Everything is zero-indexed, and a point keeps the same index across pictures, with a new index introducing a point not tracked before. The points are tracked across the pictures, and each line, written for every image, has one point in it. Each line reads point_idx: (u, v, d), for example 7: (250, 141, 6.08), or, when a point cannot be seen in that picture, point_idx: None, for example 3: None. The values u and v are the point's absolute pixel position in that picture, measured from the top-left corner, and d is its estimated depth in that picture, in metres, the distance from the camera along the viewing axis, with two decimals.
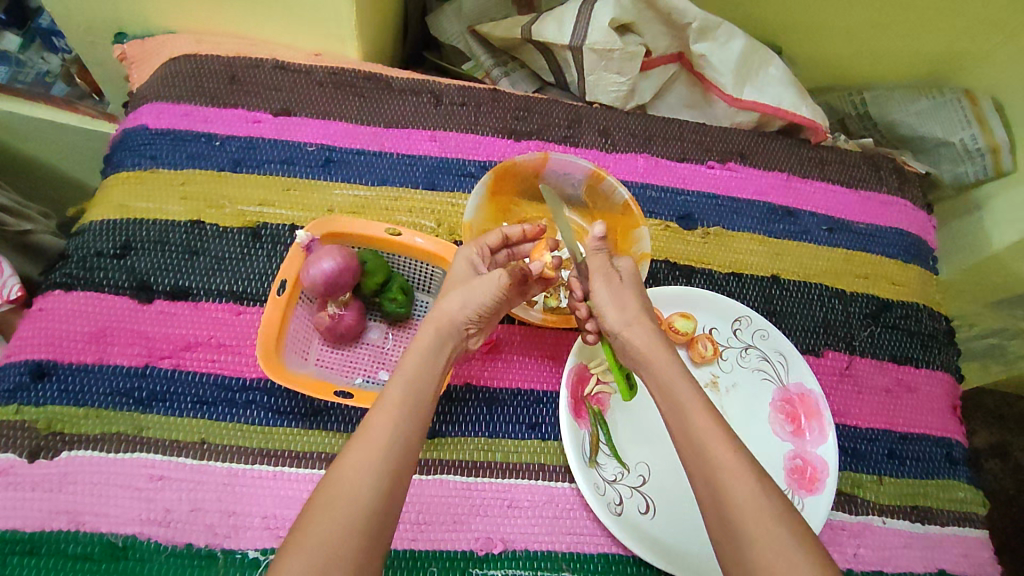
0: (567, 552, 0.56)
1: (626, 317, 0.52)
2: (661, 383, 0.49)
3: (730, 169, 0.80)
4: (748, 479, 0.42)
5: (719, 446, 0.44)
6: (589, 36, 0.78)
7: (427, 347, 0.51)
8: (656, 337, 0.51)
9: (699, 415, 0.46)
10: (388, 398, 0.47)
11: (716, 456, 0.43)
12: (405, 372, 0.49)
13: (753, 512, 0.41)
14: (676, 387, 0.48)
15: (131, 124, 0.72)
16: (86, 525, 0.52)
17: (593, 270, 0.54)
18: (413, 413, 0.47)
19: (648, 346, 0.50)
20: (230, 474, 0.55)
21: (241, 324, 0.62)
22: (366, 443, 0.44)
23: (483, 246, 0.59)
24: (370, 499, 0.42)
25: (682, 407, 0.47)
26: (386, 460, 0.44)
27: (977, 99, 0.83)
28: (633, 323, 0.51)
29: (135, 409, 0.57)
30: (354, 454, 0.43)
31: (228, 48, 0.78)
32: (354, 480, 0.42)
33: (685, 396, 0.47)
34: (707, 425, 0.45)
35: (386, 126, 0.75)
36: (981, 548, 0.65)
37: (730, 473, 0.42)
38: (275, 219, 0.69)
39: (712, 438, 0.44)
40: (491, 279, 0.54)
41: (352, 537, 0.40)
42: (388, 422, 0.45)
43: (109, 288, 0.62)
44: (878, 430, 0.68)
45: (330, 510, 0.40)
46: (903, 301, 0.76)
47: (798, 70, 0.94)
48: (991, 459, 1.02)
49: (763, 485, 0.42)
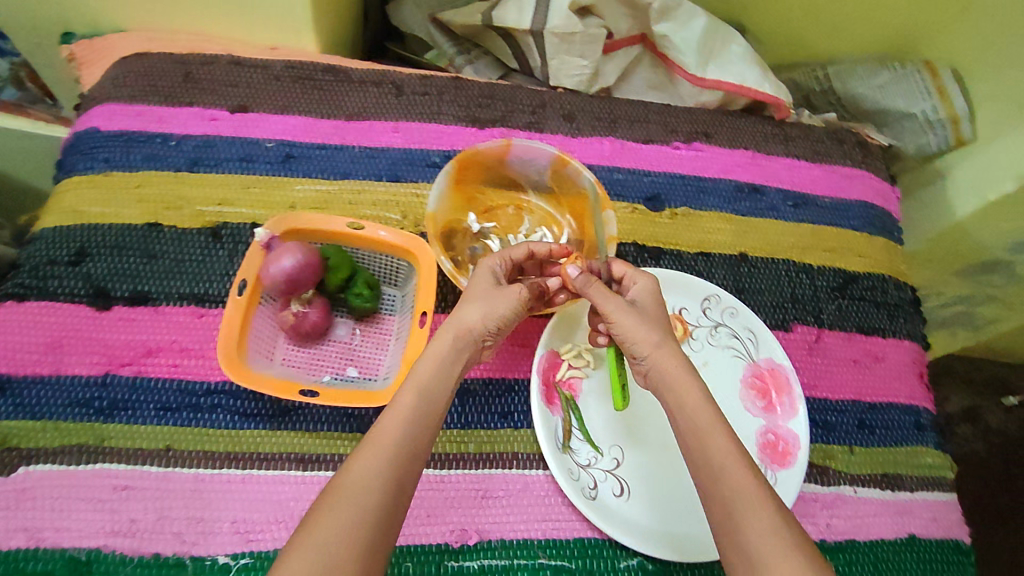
0: (543, 539, 0.56)
1: (650, 339, 0.51)
2: (683, 407, 0.48)
3: (696, 149, 0.80)
4: (765, 507, 0.42)
5: (738, 471, 0.43)
6: (551, 21, 0.78)
7: (443, 353, 0.49)
8: (684, 362, 0.50)
9: (716, 437, 0.45)
10: (402, 401, 0.46)
11: (735, 481, 0.43)
12: (419, 378, 0.48)
13: (771, 540, 0.40)
14: (696, 409, 0.47)
15: (82, 127, 0.70)
16: (47, 542, 0.51)
17: (600, 298, 0.52)
18: (426, 417, 0.46)
19: (671, 367, 0.49)
20: (197, 480, 0.54)
21: (204, 327, 0.61)
22: (377, 446, 0.44)
23: (506, 258, 0.57)
24: (377, 502, 0.41)
25: (699, 430, 0.46)
26: (395, 464, 0.43)
27: (937, 70, 0.84)
28: (662, 346, 0.50)
29: (96, 419, 0.55)
30: (366, 456, 0.43)
31: (182, 45, 0.76)
32: (362, 482, 0.42)
33: (705, 420, 0.46)
34: (724, 448, 0.45)
35: (347, 119, 0.74)
36: (949, 511, 0.67)
37: (747, 497, 0.42)
38: (235, 217, 0.67)
39: (728, 461, 0.44)
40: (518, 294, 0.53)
41: (356, 539, 0.40)
42: (401, 426, 0.45)
43: (64, 297, 0.60)
44: (847, 401, 0.69)
45: (336, 511, 0.40)
46: (869, 272, 0.77)
47: (761, 47, 0.94)
48: (962, 423, 1.04)
49: (781, 513, 0.42)
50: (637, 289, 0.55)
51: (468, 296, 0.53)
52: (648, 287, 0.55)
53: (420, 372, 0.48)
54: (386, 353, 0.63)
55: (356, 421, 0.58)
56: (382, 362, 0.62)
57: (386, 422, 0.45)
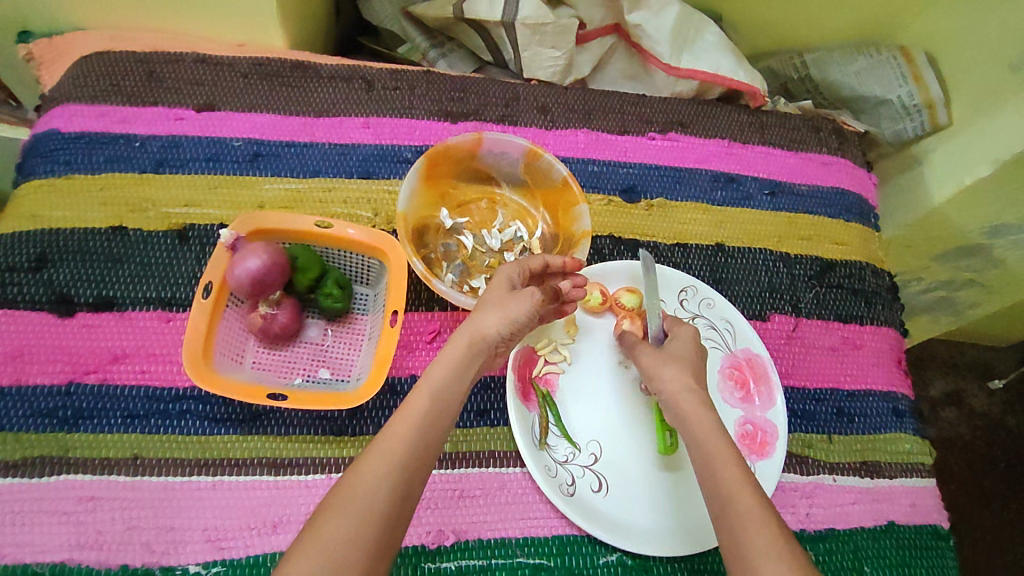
0: (521, 538, 0.55)
1: (673, 378, 0.53)
2: (695, 437, 0.50)
3: (671, 140, 0.79)
4: (770, 533, 0.44)
5: (744, 497, 0.46)
6: (522, 12, 0.77)
7: (458, 357, 0.49)
8: (704, 404, 0.52)
9: (726, 465, 0.48)
10: (415, 404, 0.47)
11: (742, 506, 0.45)
12: (433, 383, 0.48)
13: (773, 563, 0.42)
14: (707, 438, 0.50)
15: (41, 129, 0.68)
16: (8, 558, 0.49)
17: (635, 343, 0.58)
18: (436, 420, 0.47)
19: (690, 402, 0.52)
20: (166, 489, 0.53)
21: (171, 331, 0.59)
22: (388, 448, 0.45)
23: (526, 267, 0.55)
24: (384, 505, 0.43)
25: (710, 458, 0.49)
26: (404, 467, 0.44)
27: (911, 55, 0.84)
28: (685, 389, 0.52)
29: (60, 429, 0.54)
30: (373, 457, 0.44)
31: (144, 43, 0.75)
32: (370, 485, 0.43)
33: (716, 448, 0.49)
34: (733, 474, 0.47)
35: (316, 116, 0.72)
36: (928, 497, 0.67)
37: (753, 522, 0.44)
38: (202, 219, 0.66)
39: (737, 489, 0.46)
40: (532, 296, 0.51)
41: (362, 540, 0.41)
42: (411, 430, 0.46)
43: (25, 304, 0.58)
44: (826, 390, 0.69)
45: (344, 515, 0.41)
46: (846, 260, 0.77)
47: (737, 35, 0.93)
48: (946, 407, 1.05)
49: (783, 538, 0.44)
50: (678, 334, 0.57)
51: (484, 302, 0.52)
52: (689, 334, 0.57)
53: (435, 373, 0.49)
54: (359, 353, 0.62)
55: (329, 423, 0.57)
56: (355, 363, 0.61)
57: (397, 425, 0.46)
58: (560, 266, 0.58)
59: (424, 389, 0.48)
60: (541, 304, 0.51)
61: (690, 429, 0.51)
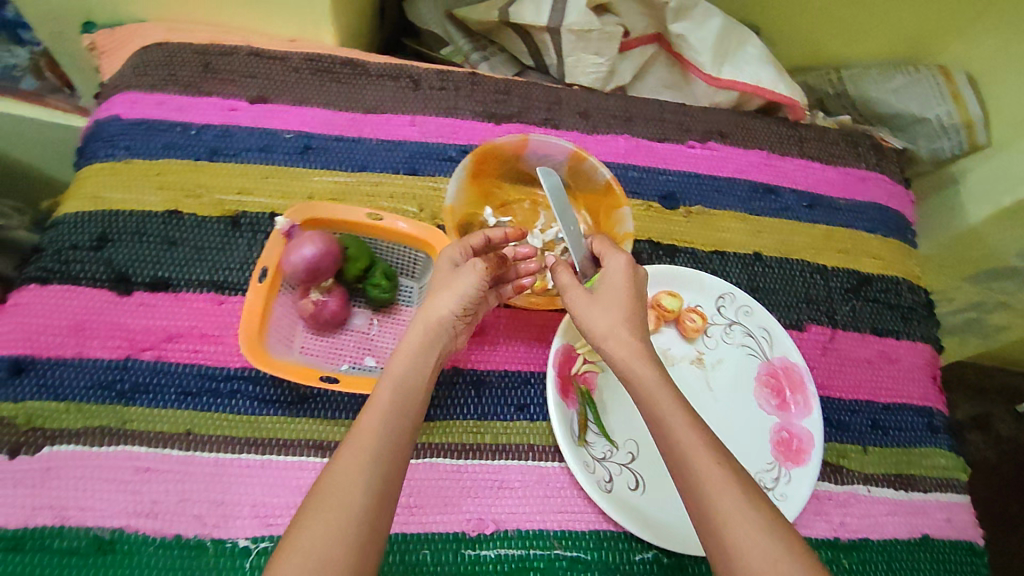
0: (559, 530, 0.56)
1: (606, 325, 0.52)
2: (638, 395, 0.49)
3: (710, 149, 0.80)
4: (734, 495, 0.43)
5: (704, 460, 0.45)
6: (567, 18, 0.78)
7: (415, 347, 0.51)
8: (639, 349, 0.51)
9: (681, 428, 0.46)
10: (378, 401, 0.48)
11: (704, 473, 0.44)
12: (396, 375, 0.50)
13: (745, 529, 0.42)
14: (654, 399, 0.48)
15: (102, 115, 0.71)
16: (71, 520, 0.51)
17: (567, 285, 0.54)
18: (403, 413, 0.48)
19: (627, 354, 0.51)
20: (217, 465, 0.54)
21: (224, 313, 0.61)
22: (356, 445, 0.46)
23: (466, 245, 0.57)
24: (361, 497, 0.43)
25: (662, 421, 0.47)
26: (376, 461, 0.45)
27: (952, 75, 0.84)
28: (610, 336, 0.52)
29: (117, 402, 0.56)
30: (345, 456, 0.45)
31: (201, 35, 0.77)
32: (345, 481, 0.43)
33: (664, 410, 0.48)
34: (691, 436, 0.46)
35: (366, 112, 0.74)
36: (963, 513, 0.67)
37: (716, 487, 0.44)
38: (255, 207, 0.67)
39: (697, 454, 0.45)
40: (475, 267, 0.53)
41: (343, 534, 0.41)
42: (378, 425, 0.47)
43: (87, 281, 0.61)
44: (861, 401, 0.69)
45: (321, 511, 0.42)
46: (883, 275, 0.77)
47: (778, 48, 0.93)
48: (973, 430, 1.04)
49: (750, 501, 0.43)
50: (607, 266, 0.55)
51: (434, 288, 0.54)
52: (620, 262, 0.55)
53: (396, 368, 0.50)
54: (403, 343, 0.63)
55: None
56: None
57: (364, 422, 0.47)
58: (501, 237, 0.60)
59: (386, 384, 0.49)
60: (487, 273, 0.53)
61: (638, 392, 0.49)
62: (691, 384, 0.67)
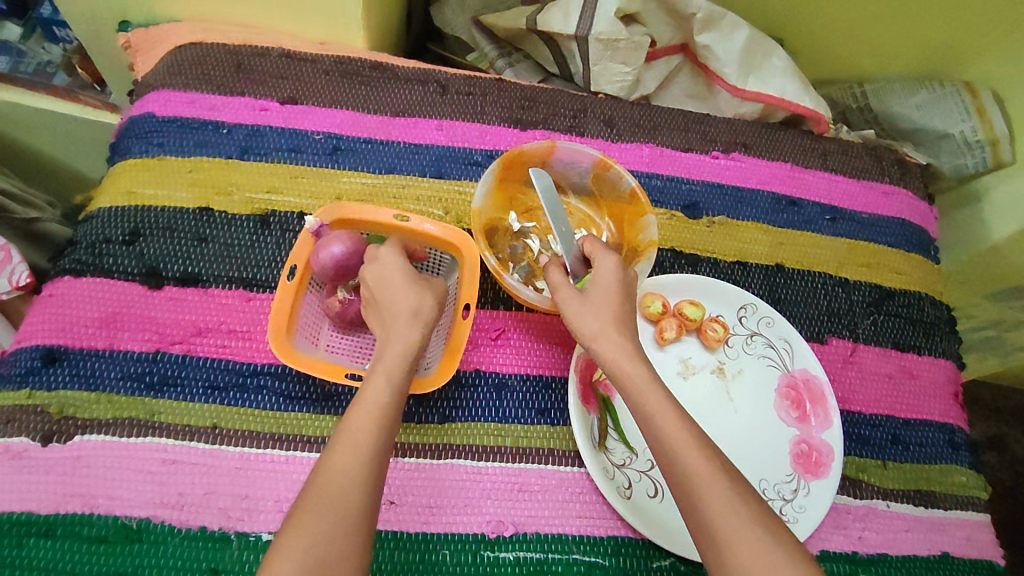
0: (577, 535, 0.56)
1: (597, 325, 0.51)
2: (627, 394, 0.49)
3: (734, 159, 0.80)
4: (725, 489, 0.44)
5: (692, 454, 0.45)
6: (595, 27, 0.78)
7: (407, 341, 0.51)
8: (628, 347, 0.50)
9: (669, 423, 0.46)
10: (369, 398, 0.48)
11: (692, 466, 0.44)
12: (388, 372, 0.49)
13: (734, 520, 0.42)
14: (644, 395, 0.48)
15: (137, 112, 0.72)
16: (100, 509, 0.52)
17: (558, 283, 0.53)
18: (392, 409, 0.48)
19: (618, 355, 0.50)
20: (242, 459, 0.55)
21: (251, 310, 0.62)
22: (351, 443, 0.45)
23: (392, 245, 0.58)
24: (360, 499, 0.43)
25: (651, 419, 0.47)
26: (372, 460, 0.45)
27: (977, 91, 0.83)
28: (601, 335, 0.50)
29: (146, 394, 0.57)
30: (342, 453, 0.44)
31: (234, 36, 0.78)
32: (344, 480, 0.43)
33: (653, 407, 0.47)
34: (679, 433, 0.46)
35: (394, 115, 0.75)
36: (982, 532, 0.66)
37: (704, 479, 0.44)
38: (284, 206, 0.68)
39: (684, 448, 0.45)
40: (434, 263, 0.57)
41: (344, 536, 0.41)
42: (371, 423, 0.46)
43: (118, 274, 0.62)
44: (881, 416, 0.69)
45: (320, 511, 0.42)
46: (905, 289, 0.77)
47: (804, 61, 0.93)
48: (989, 451, 1.03)
49: (738, 492, 0.44)
50: (597, 266, 0.54)
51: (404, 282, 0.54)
52: (611, 263, 0.54)
53: (386, 365, 0.49)
54: None
55: None
56: None
57: (355, 420, 0.46)
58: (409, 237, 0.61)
59: (378, 380, 0.48)
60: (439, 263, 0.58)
61: (626, 391, 0.49)
62: (713, 394, 0.67)
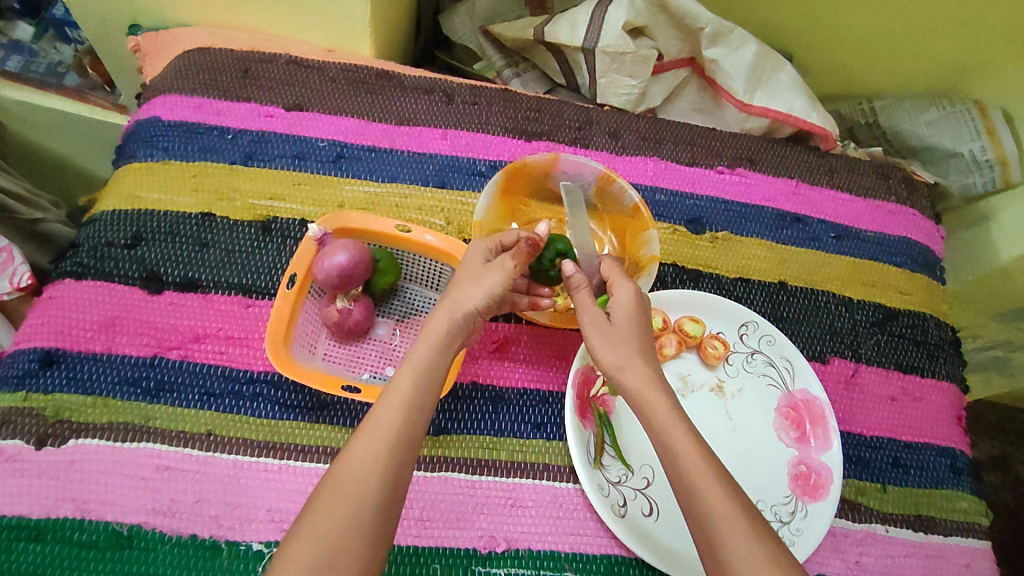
0: (570, 552, 0.56)
1: (623, 357, 0.50)
2: (652, 427, 0.48)
3: (739, 175, 0.79)
4: (728, 517, 0.43)
5: (703, 485, 0.44)
6: (603, 40, 0.78)
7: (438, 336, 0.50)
8: (654, 377, 0.50)
9: (688, 456, 0.46)
10: (398, 388, 0.47)
11: (702, 494, 0.44)
12: (422, 361, 0.48)
13: (742, 552, 0.42)
14: (665, 429, 0.47)
15: (143, 116, 0.72)
16: (92, 514, 0.52)
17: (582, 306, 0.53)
18: (422, 402, 0.47)
19: (643, 385, 0.49)
20: (236, 466, 0.55)
21: (249, 316, 0.62)
22: (376, 433, 0.45)
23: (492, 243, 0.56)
24: (381, 490, 0.43)
25: (673, 451, 0.46)
26: (391, 451, 0.44)
27: (987, 110, 0.84)
28: (626, 367, 0.50)
29: (141, 399, 0.57)
30: (361, 441, 0.45)
31: (241, 41, 0.78)
32: (359, 471, 0.43)
33: (677, 439, 0.46)
34: (697, 466, 0.45)
35: (398, 123, 0.75)
36: (982, 558, 0.65)
37: (716, 513, 0.43)
38: (286, 213, 0.68)
39: (692, 477, 0.45)
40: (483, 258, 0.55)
41: (366, 525, 0.42)
42: (400, 411, 0.46)
43: (119, 278, 0.62)
44: (883, 438, 0.68)
45: (342, 499, 0.42)
46: (910, 310, 0.76)
47: (813, 76, 0.92)
48: (991, 471, 1.02)
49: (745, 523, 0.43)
50: (615, 294, 0.54)
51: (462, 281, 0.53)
52: (629, 291, 0.54)
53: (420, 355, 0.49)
54: None
55: None
56: None
57: (381, 408, 0.46)
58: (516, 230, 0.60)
59: (411, 367, 0.48)
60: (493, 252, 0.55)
61: (650, 424, 0.48)
62: (711, 412, 0.66)
